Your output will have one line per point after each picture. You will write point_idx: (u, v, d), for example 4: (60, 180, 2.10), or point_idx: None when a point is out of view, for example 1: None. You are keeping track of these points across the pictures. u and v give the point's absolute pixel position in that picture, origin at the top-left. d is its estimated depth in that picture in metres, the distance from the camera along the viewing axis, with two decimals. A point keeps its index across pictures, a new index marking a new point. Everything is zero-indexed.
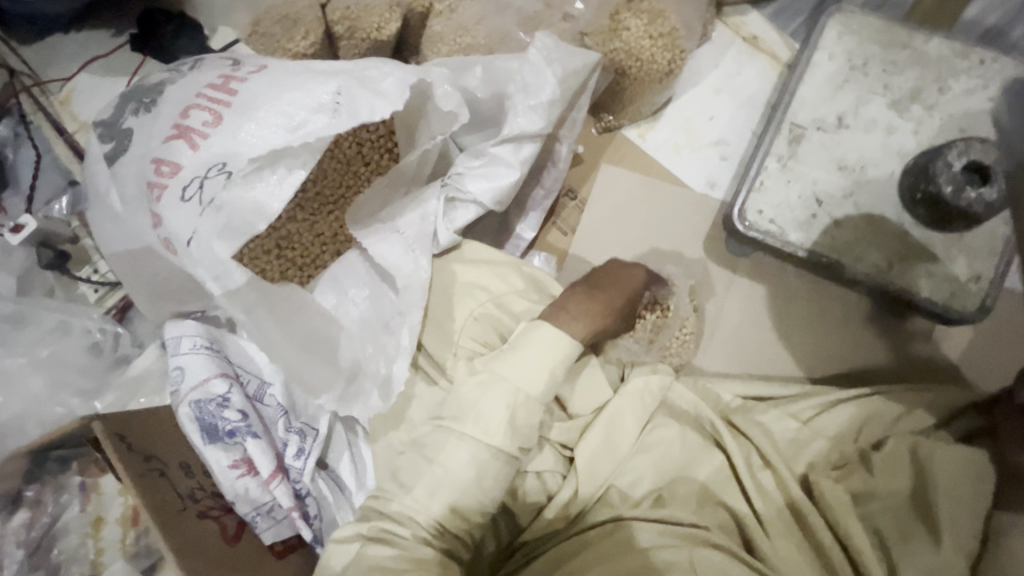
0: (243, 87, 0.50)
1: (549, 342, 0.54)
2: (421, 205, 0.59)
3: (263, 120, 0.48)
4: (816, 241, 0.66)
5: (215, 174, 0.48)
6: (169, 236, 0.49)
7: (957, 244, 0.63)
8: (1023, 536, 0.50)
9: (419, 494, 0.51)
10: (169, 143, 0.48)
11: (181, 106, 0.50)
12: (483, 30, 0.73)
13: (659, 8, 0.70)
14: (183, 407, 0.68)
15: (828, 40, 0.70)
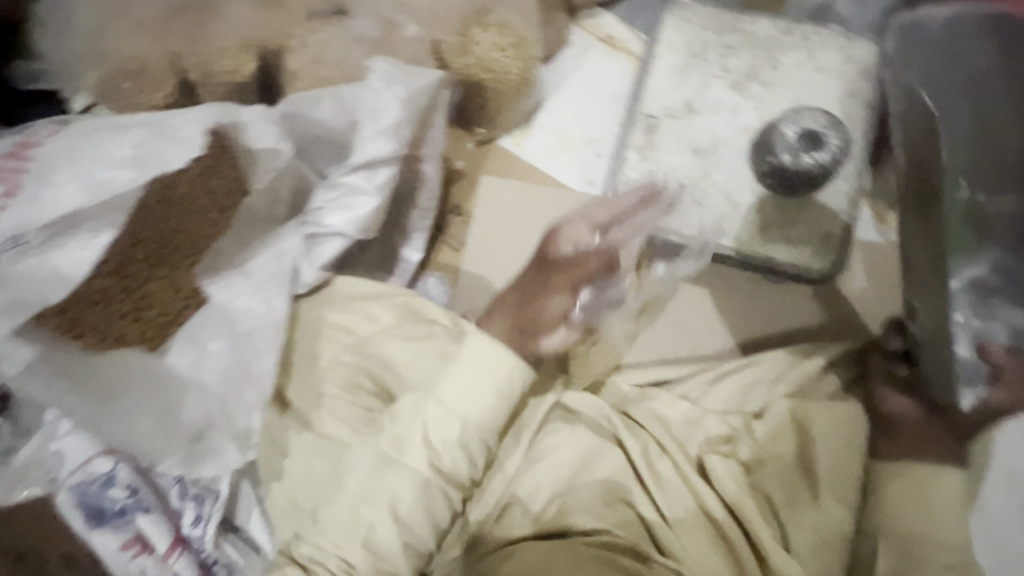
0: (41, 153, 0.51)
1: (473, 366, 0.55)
2: (277, 244, 0.59)
3: (57, 184, 0.49)
4: (682, 223, 0.68)
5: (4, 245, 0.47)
6: None
7: (809, 209, 0.66)
8: (893, 479, 0.57)
9: (322, 542, 0.53)
10: None
11: None
12: (336, 60, 0.72)
13: (504, 21, 0.72)
14: (63, 494, 0.60)
15: (668, 32, 0.73)
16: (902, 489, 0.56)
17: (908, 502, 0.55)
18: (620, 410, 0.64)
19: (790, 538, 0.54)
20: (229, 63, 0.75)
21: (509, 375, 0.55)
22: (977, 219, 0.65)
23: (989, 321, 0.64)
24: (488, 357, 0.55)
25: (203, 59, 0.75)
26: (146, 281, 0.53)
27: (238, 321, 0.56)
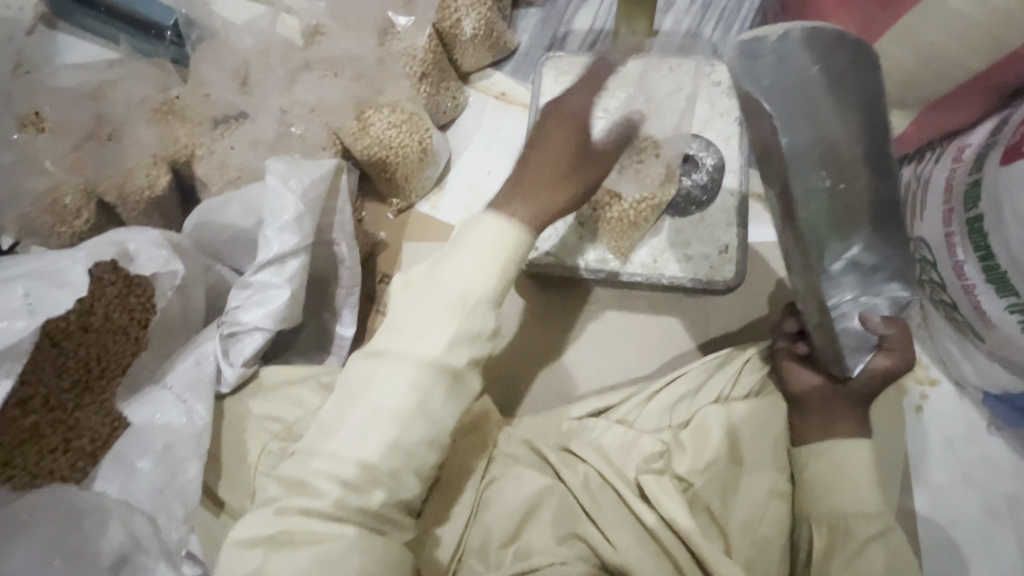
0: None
1: (489, 241, 0.51)
2: (197, 350, 0.60)
3: None
4: (589, 259, 0.73)
5: None
6: None
7: (698, 225, 0.72)
8: (816, 463, 0.60)
9: (354, 440, 0.46)
10: None
11: None
12: (243, 160, 0.76)
13: (395, 100, 0.77)
14: None
15: (547, 85, 0.79)
16: (819, 471, 0.60)
17: (832, 482, 0.59)
18: (561, 446, 0.66)
19: (730, 539, 0.58)
20: (142, 180, 0.77)
21: (508, 248, 0.51)
22: (838, 209, 0.62)
23: (870, 297, 0.63)
24: (488, 240, 0.51)
25: (114, 179, 0.77)
26: (81, 411, 0.57)
27: (162, 436, 0.56)
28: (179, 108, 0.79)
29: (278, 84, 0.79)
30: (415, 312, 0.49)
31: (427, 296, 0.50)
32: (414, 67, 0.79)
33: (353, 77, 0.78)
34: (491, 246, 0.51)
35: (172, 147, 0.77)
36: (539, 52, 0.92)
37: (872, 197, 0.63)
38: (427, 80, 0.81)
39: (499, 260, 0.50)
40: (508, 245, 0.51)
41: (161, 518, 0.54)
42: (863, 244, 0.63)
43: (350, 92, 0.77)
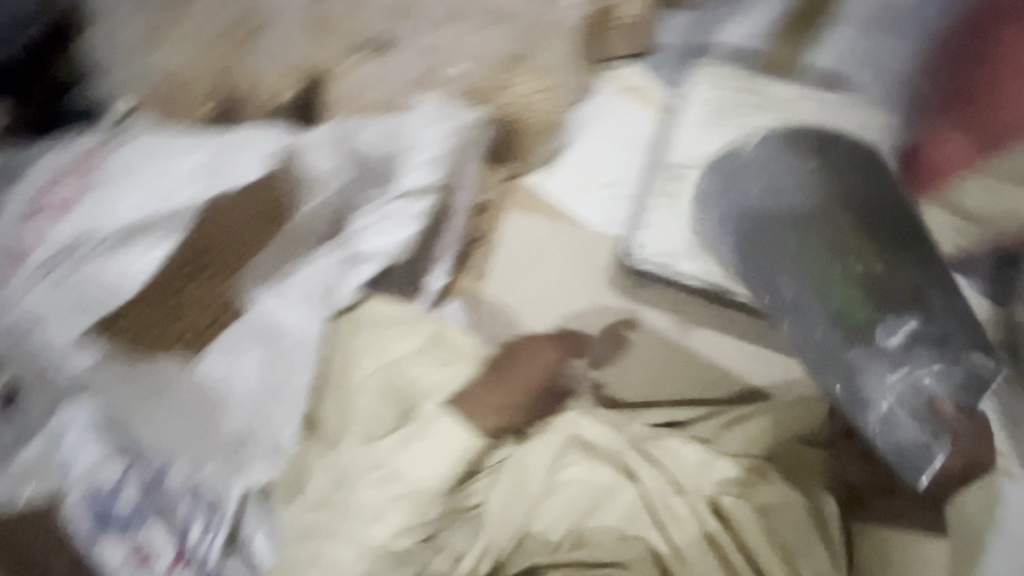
0: (116, 160, 0.65)
1: (441, 445, 0.66)
2: (314, 263, 0.69)
3: (143, 192, 0.65)
4: (699, 266, 0.78)
5: (64, 257, 0.64)
6: (35, 313, 0.64)
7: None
8: (868, 538, 0.67)
9: (360, 533, 0.63)
10: (30, 223, 0.65)
11: (41, 181, 0.66)
12: (373, 84, 0.71)
13: (540, 67, 0.76)
14: (71, 495, 0.64)
15: (697, 91, 0.82)
16: (875, 544, 0.67)
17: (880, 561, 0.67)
18: (638, 447, 0.68)
19: None
20: None
21: (456, 449, 0.66)
22: (872, 290, 0.65)
23: (913, 386, 0.64)
24: (438, 446, 0.66)
25: None
26: (189, 287, 0.65)
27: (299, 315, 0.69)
28: None
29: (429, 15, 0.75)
30: (359, 459, 0.65)
31: (370, 472, 0.64)
32: (568, 36, 0.77)
33: (506, 33, 0.73)
34: (435, 449, 0.65)
35: None
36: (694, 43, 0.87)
37: (874, 287, 0.66)
38: (575, 50, 0.79)
39: (447, 461, 0.66)
40: (460, 451, 0.66)
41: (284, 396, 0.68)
42: (916, 321, 0.65)
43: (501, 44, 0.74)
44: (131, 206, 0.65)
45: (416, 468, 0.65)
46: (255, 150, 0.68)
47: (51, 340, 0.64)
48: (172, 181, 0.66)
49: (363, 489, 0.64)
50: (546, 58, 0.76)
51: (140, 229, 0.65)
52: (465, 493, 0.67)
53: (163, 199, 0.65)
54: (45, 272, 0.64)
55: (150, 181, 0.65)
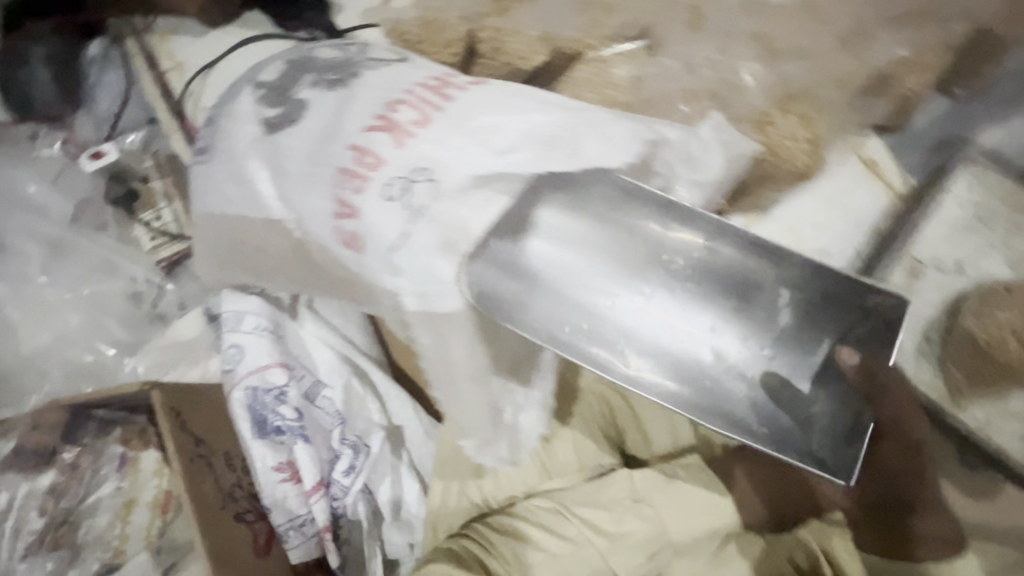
0: (462, 97, 0.49)
1: (704, 505, 0.59)
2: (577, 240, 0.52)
3: (480, 140, 0.47)
4: (917, 376, 0.68)
5: (420, 177, 0.46)
6: (365, 232, 0.47)
7: None
8: None
9: (548, 528, 0.59)
10: (375, 134, 0.47)
11: (382, 96, 0.50)
12: (635, 88, 0.72)
13: (808, 111, 0.69)
14: (236, 392, 0.64)
15: (957, 187, 0.68)
16: None
17: None
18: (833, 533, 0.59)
19: None
20: (522, 49, 0.76)
21: (720, 514, 0.59)
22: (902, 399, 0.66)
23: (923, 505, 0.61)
24: (695, 499, 0.59)
25: (497, 36, 0.78)
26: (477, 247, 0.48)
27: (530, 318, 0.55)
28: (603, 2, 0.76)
29: (702, 23, 0.72)
30: (596, 489, 0.61)
31: (600, 488, 0.61)
32: (849, 73, 0.69)
33: (778, 69, 0.70)
34: (706, 508, 0.59)
35: (572, 39, 0.75)
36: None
37: None
38: (857, 88, 0.70)
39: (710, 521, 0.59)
40: (723, 513, 0.59)
41: (500, 402, 0.54)
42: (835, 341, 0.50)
43: (770, 75, 0.69)
44: (457, 154, 0.47)
45: (657, 506, 0.59)
46: (615, 139, 0.49)
47: (383, 269, 0.47)
48: (521, 139, 0.47)
49: (584, 503, 0.60)
50: (818, 102, 0.69)
51: (482, 182, 0.47)
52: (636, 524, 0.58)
53: (503, 155, 0.46)
54: (392, 194, 0.47)
55: (483, 134, 0.47)
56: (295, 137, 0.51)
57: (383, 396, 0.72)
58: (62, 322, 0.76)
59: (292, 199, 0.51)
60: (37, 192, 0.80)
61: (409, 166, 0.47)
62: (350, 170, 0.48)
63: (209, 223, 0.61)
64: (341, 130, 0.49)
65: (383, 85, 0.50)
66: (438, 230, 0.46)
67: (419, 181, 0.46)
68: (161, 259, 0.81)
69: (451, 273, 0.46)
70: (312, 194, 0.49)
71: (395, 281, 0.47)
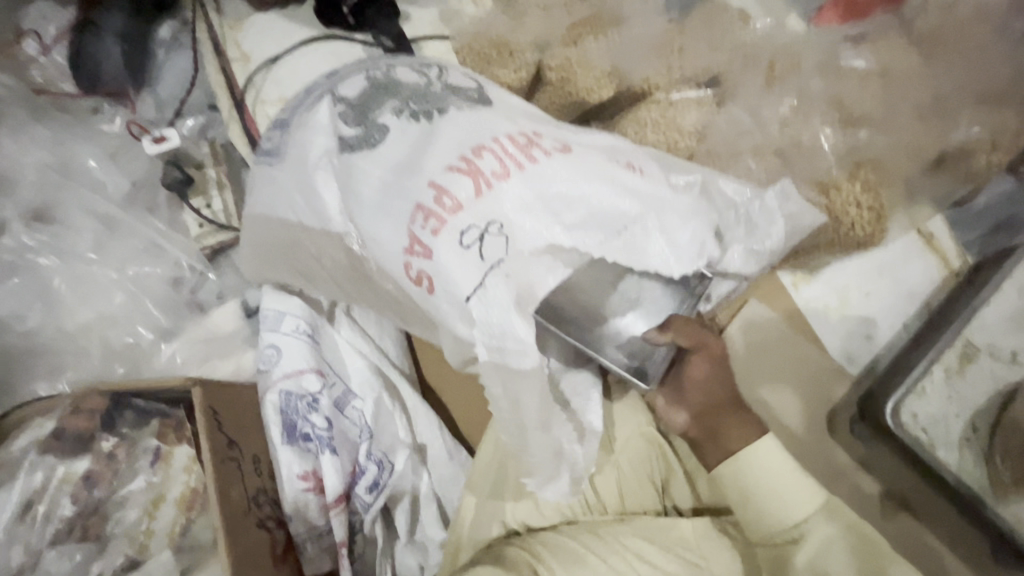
0: (542, 160, 0.49)
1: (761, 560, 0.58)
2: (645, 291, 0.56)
3: (556, 213, 0.47)
4: (962, 465, 0.65)
5: (494, 229, 0.46)
6: (435, 274, 0.46)
7: None
8: None
9: (598, 554, 0.57)
10: (455, 175, 0.47)
11: (465, 140, 0.50)
12: (699, 135, 0.72)
13: (874, 181, 0.69)
14: (269, 395, 0.63)
15: (1019, 273, 0.68)
16: None
17: None
18: None
19: None
20: (589, 82, 0.76)
21: None
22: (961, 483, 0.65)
23: None
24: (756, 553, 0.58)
25: (566, 65, 0.78)
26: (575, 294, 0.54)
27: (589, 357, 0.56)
28: (676, 47, 0.76)
29: (771, 87, 0.72)
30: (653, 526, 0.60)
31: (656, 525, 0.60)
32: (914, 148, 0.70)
33: (847, 137, 0.70)
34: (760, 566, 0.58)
35: (640, 79, 0.76)
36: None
37: None
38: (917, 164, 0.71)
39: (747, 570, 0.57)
40: None
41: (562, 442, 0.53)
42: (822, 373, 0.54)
43: (837, 140, 0.70)
44: (531, 214, 0.46)
45: (708, 552, 0.59)
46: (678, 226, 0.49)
47: (450, 315, 0.46)
48: (593, 215, 0.47)
49: (637, 535, 0.59)
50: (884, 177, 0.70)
51: (550, 248, 0.46)
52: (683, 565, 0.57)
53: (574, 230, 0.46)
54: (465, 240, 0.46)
55: (560, 205, 0.47)
56: (373, 163, 0.51)
57: (410, 411, 0.71)
58: (107, 301, 0.77)
59: (365, 220, 0.51)
60: (98, 168, 0.82)
61: (484, 218, 0.46)
62: (427, 207, 0.47)
63: (267, 222, 0.61)
64: (422, 163, 0.49)
65: (460, 127, 0.51)
66: (513, 287, 0.44)
67: (492, 234, 0.46)
68: (206, 246, 0.82)
69: (529, 331, 0.43)
70: (386, 219, 0.49)
71: (469, 331, 0.45)
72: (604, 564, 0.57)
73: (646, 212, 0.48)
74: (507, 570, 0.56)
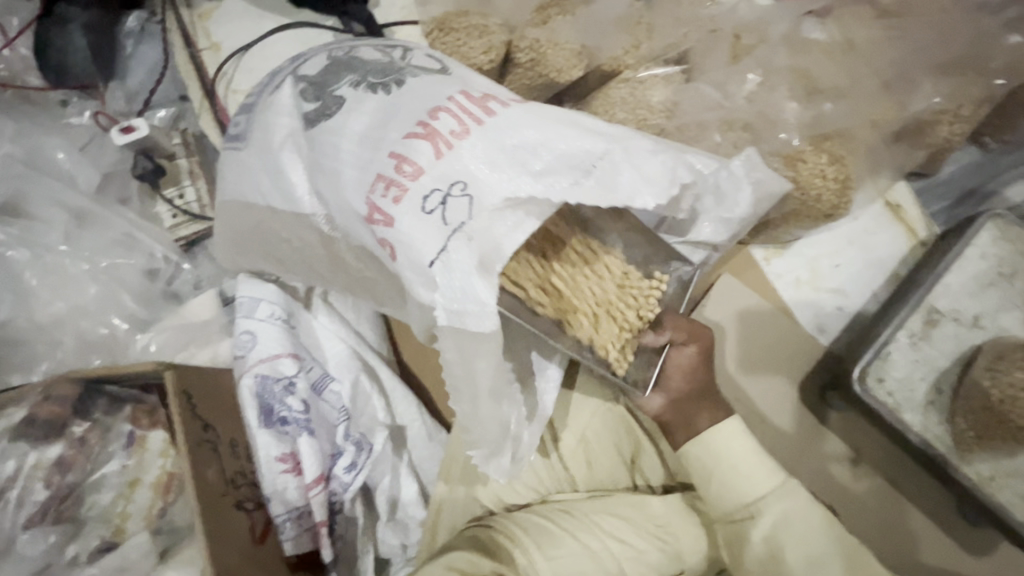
0: (500, 112, 0.49)
1: None
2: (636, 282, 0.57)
3: (521, 162, 0.47)
4: (928, 427, 0.66)
5: (456, 190, 0.46)
6: (400, 244, 0.46)
7: None
8: None
9: (576, 532, 0.57)
10: (414, 141, 0.47)
11: (422, 105, 0.50)
12: (669, 111, 0.73)
13: (841, 153, 0.69)
14: (245, 379, 0.63)
15: (980, 239, 0.69)
16: None
17: None
18: None
19: None
20: (560, 62, 0.76)
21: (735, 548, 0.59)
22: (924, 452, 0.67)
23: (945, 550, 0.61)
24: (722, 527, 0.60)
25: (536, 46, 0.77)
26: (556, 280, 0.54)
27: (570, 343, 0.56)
28: (645, 24, 0.76)
29: (738, 62, 0.73)
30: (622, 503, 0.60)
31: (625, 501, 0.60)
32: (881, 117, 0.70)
33: (816, 108, 0.70)
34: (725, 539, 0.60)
35: (609, 57, 0.76)
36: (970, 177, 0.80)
37: None
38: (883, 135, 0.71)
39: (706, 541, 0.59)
40: None
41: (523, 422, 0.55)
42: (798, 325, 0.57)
43: (805, 112, 0.71)
44: (494, 171, 0.46)
45: (675, 526, 0.59)
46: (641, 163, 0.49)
47: (416, 282, 0.46)
48: (557, 163, 0.48)
49: (608, 513, 0.59)
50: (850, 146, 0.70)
51: (513, 204, 0.46)
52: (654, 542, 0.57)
53: (540, 178, 0.46)
54: (428, 205, 0.46)
55: (523, 154, 0.47)
56: (331, 135, 0.51)
57: (388, 393, 0.72)
58: (81, 293, 0.77)
59: (329, 196, 0.51)
60: (66, 159, 0.81)
61: (446, 180, 0.46)
62: (388, 177, 0.48)
63: (235, 209, 0.61)
64: (380, 133, 0.49)
65: (422, 89, 0.51)
66: (475, 249, 0.44)
67: (455, 194, 0.46)
68: (179, 239, 0.82)
69: (489, 294, 0.44)
70: (346, 194, 0.50)
71: (429, 296, 0.45)
72: (578, 542, 0.56)
73: (611, 156, 0.49)
74: (482, 554, 0.55)
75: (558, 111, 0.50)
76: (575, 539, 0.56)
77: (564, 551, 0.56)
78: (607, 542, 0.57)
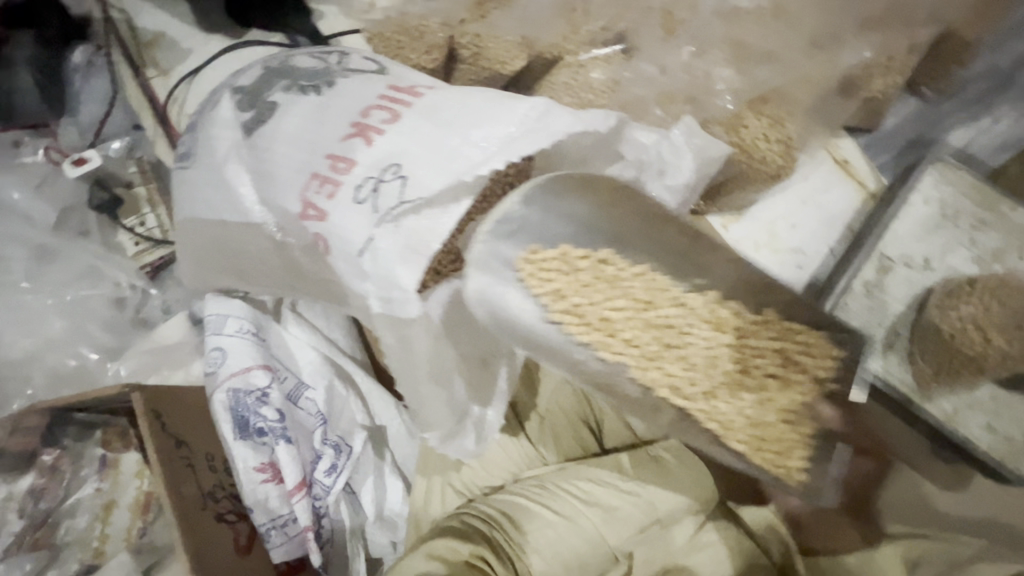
0: (428, 95, 0.52)
1: (691, 480, 0.61)
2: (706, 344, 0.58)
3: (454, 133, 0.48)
4: (885, 370, 0.69)
5: (387, 175, 0.48)
6: (339, 240, 0.48)
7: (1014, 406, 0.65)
8: None
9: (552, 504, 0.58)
10: (347, 137, 0.49)
11: (353, 102, 0.52)
12: (614, 93, 0.75)
13: (778, 116, 0.72)
14: (218, 394, 0.64)
15: (925, 184, 0.71)
16: None
17: None
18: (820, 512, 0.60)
19: None
20: (501, 53, 0.78)
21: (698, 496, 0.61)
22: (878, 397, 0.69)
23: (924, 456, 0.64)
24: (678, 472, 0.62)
25: (477, 40, 0.79)
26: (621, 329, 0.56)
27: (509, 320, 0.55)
28: (578, 7, 0.77)
29: (674, 35, 0.75)
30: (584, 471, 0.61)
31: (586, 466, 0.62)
32: (816, 74, 0.72)
33: (750, 74, 0.73)
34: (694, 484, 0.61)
35: (549, 44, 0.78)
36: (909, 130, 0.83)
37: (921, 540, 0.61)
38: (822, 91, 0.73)
39: (681, 493, 0.60)
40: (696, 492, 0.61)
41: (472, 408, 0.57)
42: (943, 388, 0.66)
43: (741, 79, 0.73)
44: (424, 143, 0.48)
45: (647, 484, 0.60)
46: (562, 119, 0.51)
47: (359, 279, 0.48)
48: (488, 127, 0.49)
49: (579, 479, 0.60)
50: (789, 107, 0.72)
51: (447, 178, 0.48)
52: (625, 500, 0.59)
53: (472, 142, 0.48)
54: (362, 195, 0.48)
55: (453, 125, 0.49)
56: (265, 145, 0.53)
57: (363, 394, 0.73)
58: (47, 329, 0.77)
59: (272, 205, 0.53)
60: (21, 198, 0.81)
61: (377, 166, 0.48)
62: (325, 174, 0.49)
63: (193, 226, 0.61)
64: (313, 136, 0.51)
65: (357, 84, 0.53)
66: (404, 237, 0.46)
67: (386, 178, 0.47)
68: (143, 265, 0.82)
69: (411, 279, 0.47)
70: (287, 197, 0.51)
71: (362, 287, 0.48)
72: (554, 511, 0.58)
73: (543, 110, 0.50)
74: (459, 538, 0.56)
75: (482, 89, 0.52)
76: (552, 509, 0.58)
77: (540, 522, 0.57)
78: (585, 508, 0.58)
